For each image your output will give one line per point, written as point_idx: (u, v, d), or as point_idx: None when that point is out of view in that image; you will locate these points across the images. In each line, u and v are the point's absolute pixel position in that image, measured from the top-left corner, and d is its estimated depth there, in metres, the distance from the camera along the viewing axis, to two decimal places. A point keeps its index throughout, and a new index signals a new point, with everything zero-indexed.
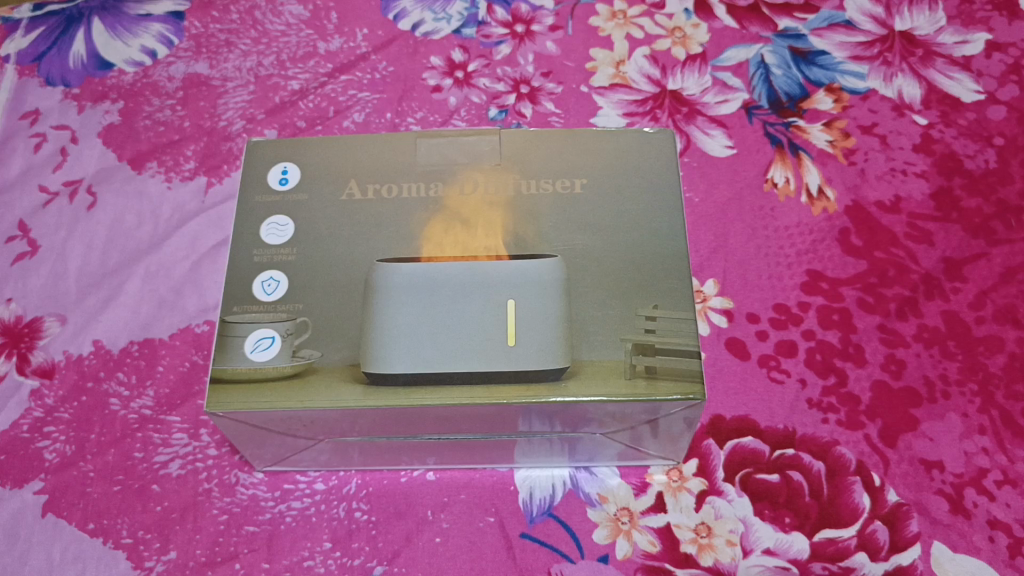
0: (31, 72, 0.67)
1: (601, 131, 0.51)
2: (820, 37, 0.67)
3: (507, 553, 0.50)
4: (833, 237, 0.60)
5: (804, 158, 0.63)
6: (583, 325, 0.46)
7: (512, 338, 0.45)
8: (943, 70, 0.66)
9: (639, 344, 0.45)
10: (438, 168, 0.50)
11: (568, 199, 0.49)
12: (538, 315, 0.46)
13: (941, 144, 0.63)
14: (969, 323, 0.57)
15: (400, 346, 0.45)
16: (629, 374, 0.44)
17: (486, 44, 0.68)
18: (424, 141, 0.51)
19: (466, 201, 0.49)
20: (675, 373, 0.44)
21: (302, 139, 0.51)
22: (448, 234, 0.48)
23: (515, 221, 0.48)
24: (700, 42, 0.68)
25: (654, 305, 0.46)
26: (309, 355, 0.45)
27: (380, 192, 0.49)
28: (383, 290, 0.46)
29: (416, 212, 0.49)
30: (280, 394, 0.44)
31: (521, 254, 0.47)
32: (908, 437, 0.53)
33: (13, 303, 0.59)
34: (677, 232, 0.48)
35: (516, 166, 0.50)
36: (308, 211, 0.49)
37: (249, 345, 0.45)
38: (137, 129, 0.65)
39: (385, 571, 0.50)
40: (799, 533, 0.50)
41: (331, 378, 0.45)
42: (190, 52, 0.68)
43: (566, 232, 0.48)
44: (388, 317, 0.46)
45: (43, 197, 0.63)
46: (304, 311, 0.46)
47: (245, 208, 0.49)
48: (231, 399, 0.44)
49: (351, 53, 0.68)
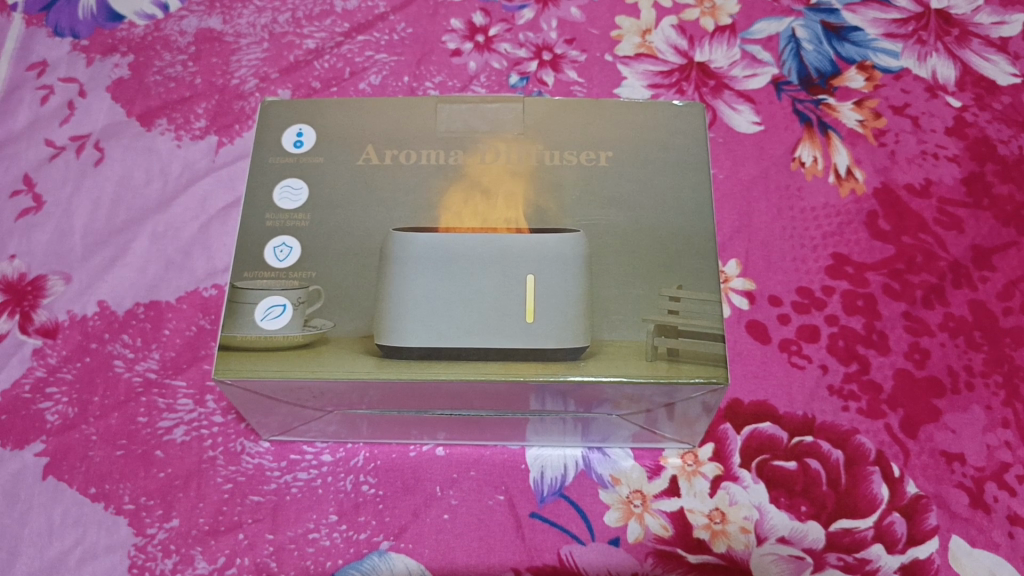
0: (39, 22, 0.65)
1: (629, 101, 0.49)
2: (853, 12, 0.65)
3: (516, 533, 0.49)
4: (860, 220, 0.58)
5: (833, 137, 0.61)
6: (603, 303, 0.44)
7: (530, 315, 0.44)
8: (980, 51, 0.64)
9: (661, 324, 0.43)
10: (459, 135, 0.48)
11: (593, 171, 0.47)
12: (558, 292, 0.44)
13: (975, 128, 0.61)
14: (996, 314, 0.55)
15: (416, 318, 0.44)
16: (651, 355, 0.43)
17: (509, 8, 0.66)
18: (445, 106, 0.49)
19: (487, 170, 0.47)
20: (699, 357, 0.43)
21: (319, 101, 0.49)
22: (467, 204, 0.46)
23: (536, 192, 0.46)
24: (730, 13, 0.66)
25: (678, 286, 0.44)
26: (321, 325, 0.44)
27: (398, 158, 0.48)
28: (400, 260, 0.45)
29: (435, 180, 0.47)
30: (291, 362, 0.43)
31: (543, 227, 0.46)
32: (929, 428, 0.52)
33: (16, 259, 0.57)
34: (705, 210, 0.46)
35: (539, 136, 0.48)
36: (323, 175, 0.47)
37: (260, 312, 0.44)
38: (147, 84, 0.63)
39: (391, 546, 0.49)
40: (815, 523, 0.49)
41: (343, 349, 0.44)
42: (203, 6, 0.66)
43: (589, 205, 0.46)
44: (404, 286, 0.45)
45: (49, 151, 0.61)
46: (317, 279, 0.45)
47: (258, 169, 0.47)
48: (239, 367, 0.42)
49: (369, 13, 0.66)
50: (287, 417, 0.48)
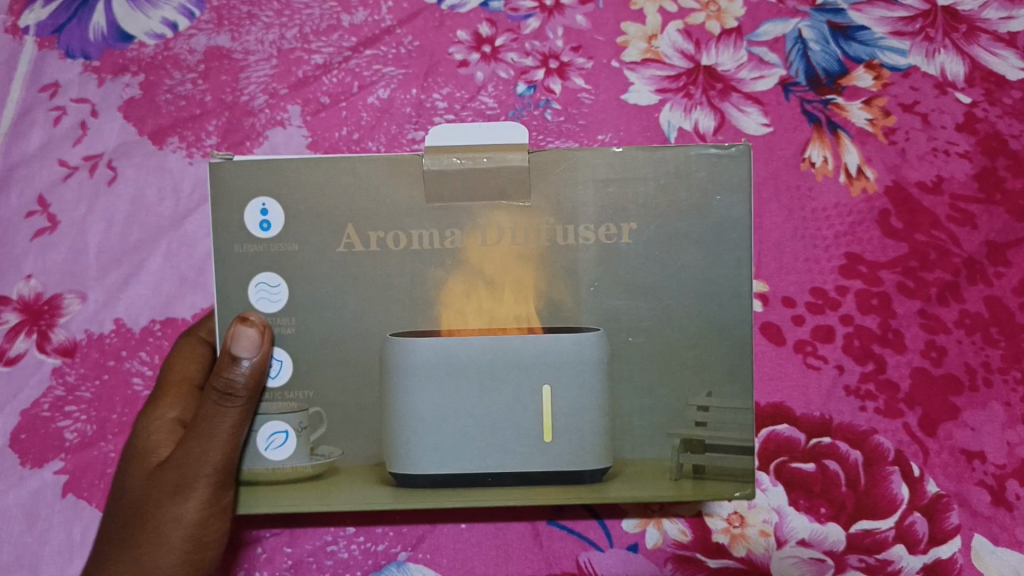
0: (51, 44, 0.64)
1: (646, 147, 0.44)
2: (859, 10, 0.63)
3: (535, 541, 0.50)
4: (872, 219, 0.58)
5: (842, 136, 0.60)
6: (623, 421, 0.45)
7: (548, 434, 0.45)
8: (989, 47, 0.62)
9: (687, 439, 0.45)
10: (454, 207, 0.43)
11: (611, 251, 0.44)
12: (571, 407, 0.45)
13: (985, 123, 0.61)
14: (1013, 309, 0.55)
15: (424, 438, 0.45)
16: (675, 474, 0.45)
17: (515, 18, 0.64)
18: (430, 165, 0.43)
19: (490, 254, 0.44)
20: (725, 473, 0.46)
21: (282, 162, 0.44)
22: (471, 300, 0.44)
23: (549, 281, 0.44)
24: (735, 16, 0.63)
25: (709, 393, 0.44)
26: (327, 452, 0.45)
27: (385, 242, 0.44)
28: (402, 370, 0.44)
29: (434, 270, 0.44)
30: (304, 498, 0.46)
31: (556, 324, 0.44)
32: (948, 426, 0.52)
33: (33, 279, 0.59)
34: (738, 293, 0.44)
35: (547, 206, 0.44)
36: (303, 264, 0.44)
37: (263, 440, 0.45)
38: (158, 103, 0.63)
39: (410, 556, 0.50)
40: (835, 525, 0.50)
41: (356, 477, 0.46)
42: (211, 25, 0.64)
43: (609, 294, 0.44)
44: (410, 403, 0.45)
45: (63, 171, 0.62)
46: (314, 399, 0.45)
47: (230, 261, 0.44)
48: (257, 500, 0.46)
49: (376, 27, 0.65)
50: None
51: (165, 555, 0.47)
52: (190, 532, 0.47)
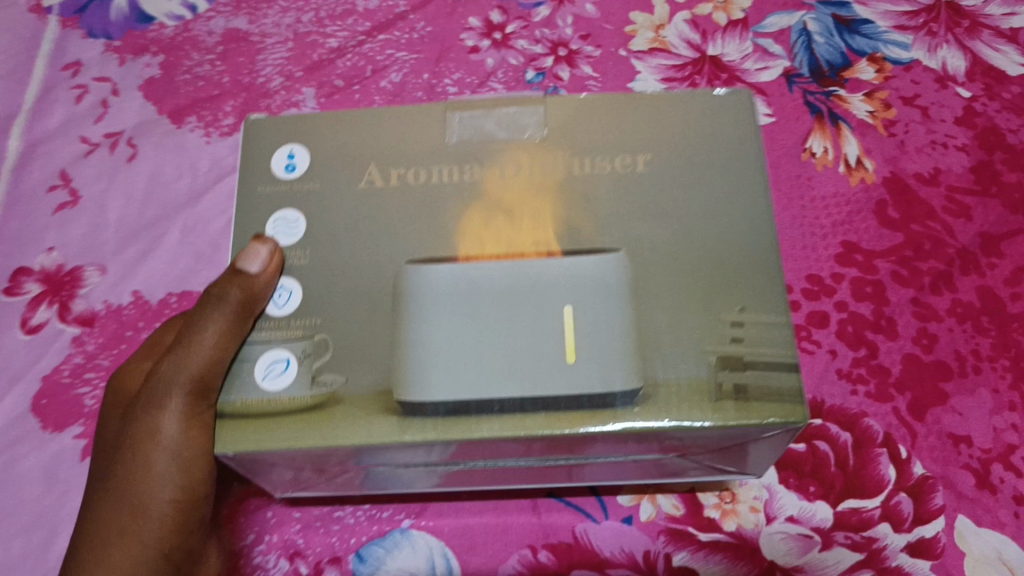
0: (73, 24, 0.68)
1: (663, 94, 0.43)
2: (864, 5, 0.66)
3: (532, 512, 0.52)
4: (869, 208, 0.59)
5: (843, 128, 0.62)
6: (654, 337, 0.38)
7: (571, 354, 0.38)
8: (989, 42, 0.64)
9: (724, 356, 0.37)
10: (471, 147, 0.42)
11: (629, 180, 0.41)
12: (601, 328, 0.38)
13: (984, 117, 0.62)
14: (1004, 299, 0.56)
15: (439, 364, 0.38)
16: (716, 395, 0.36)
17: (525, 5, 0.68)
18: (454, 113, 0.43)
19: (508, 186, 0.41)
20: (772, 393, 0.36)
21: (309, 116, 0.44)
22: (488, 226, 0.40)
23: (568, 209, 0.40)
24: (742, 7, 0.67)
25: (740, 309, 0.38)
26: (331, 380, 0.38)
27: (405, 177, 0.42)
28: (418, 299, 0.39)
29: (450, 202, 0.41)
30: (298, 429, 0.37)
31: (576, 250, 0.40)
32: (937, 411, 0.53)
33: (54, 251, 0.60)
34: (763, 217, 0.40)
35: (565, 141, 0.42)
36: (321, 203, 0.42)
37: (261, 371, 0.39)
38: (177, 83, 0.66)
39: (413, 523, 0.52)
40: (823, 502, 0.51)
41: (360, 407, 0.38)
42: (229, 7, 0.69)
43: (628, 221, 0.40)
44: (421, 331, 0.39)
45: (84, 147, 0.64)
46: (323, 325, 0.40)
47: (249, 202, 0.43)
48: (243, 438, 0.38)
49: (390, 11, 0.68)
50: (297, 475, 0.43)
51: (154, 481, 0.43)
52: (172, 450, 0.42)
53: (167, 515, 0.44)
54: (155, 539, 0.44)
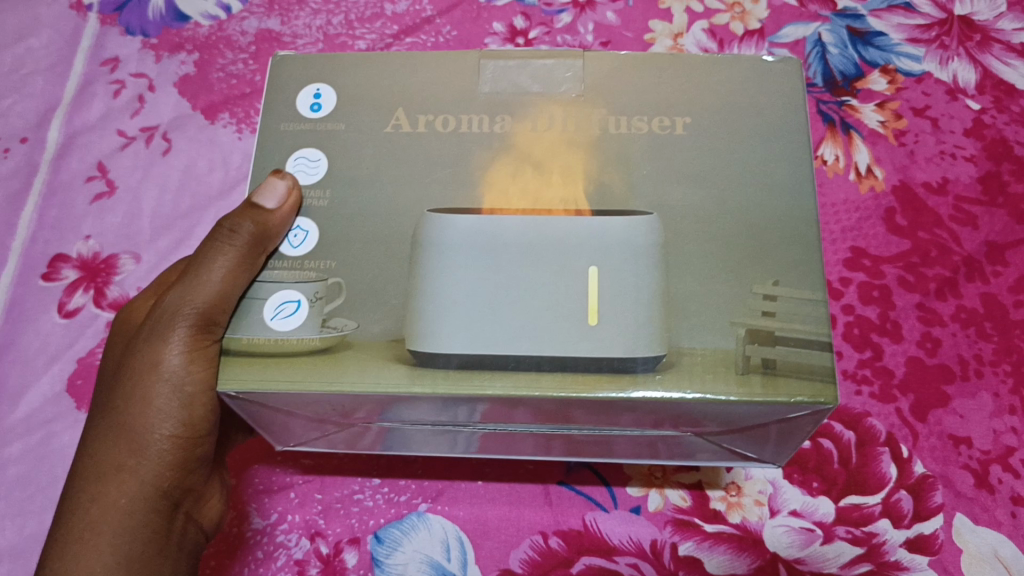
0: (112, 21, 0.70)
1: (711, 58, 0.43)
2: (878, 18, 0.68)
3: (545, 499, 0.54)
4: (878, 215, 0.61)
5: (855, 136, 0.64)
6: (681, 302, 0.39)
7: (594, 316, 0.39)
8: (1001, 56, 0.66)
9: (753, 329, 0.38)
10: (504, 98, 0.43)
11: (666, 139, 0.41)
12: (630, 290, 0.39)
13: (993, 129, 0.64)
14: (1007, 306, 0.58)
15: (454, 318, 0.39)
16: (742, 368, 0.37)
17: (548, 12, 0.70)
18: (488, 62, 0.44)
19: (539, 140, 0.42)
20: (801, 370, 0.37)
21: (338, 56, 0.44)
22: (516, 179, 0.41)
23: (600, 166, 0.41)
24: (760, 17, 0.68)
25: (773, 281, 0.39)
26: (341, 326, 0.39)
27: (434, 124, 0.42)
28: (436, 247, 0.40)
29: (477, 152, 0.42)
30: (306, 372, 0.38)
31: (606, 211, 0.40)
32: (938, 412, 0.55)
33: (90, 239, 0.63)
34: (805, 188, 0.40)
35: (601, 97, 0.43)
36: (343, 144, 0.43)
37: (271, 311, 0.40)
38: (211, 80, 0.68)
39: (430, 508, 0.54)
40: (826, 498, 0.53)
41: (369, 356, 0.38)
42: (263, 8, 0.71)
43: (661, 183, 0.40)
44: (439, 281, 0.39)
45: (121, 140, 0.66)
46: (337, 269, 0.40)
47: (270, 136, 0.43)
48: (248, 377, 0.38)
49: (417, 16, 0.70)
50: (315, 430, 0.44)
51: (154, 416, 0.44)
52: (174, 382, 0.43)
53: (166, 451, 0.45)
54: (154, 476, 0.45)
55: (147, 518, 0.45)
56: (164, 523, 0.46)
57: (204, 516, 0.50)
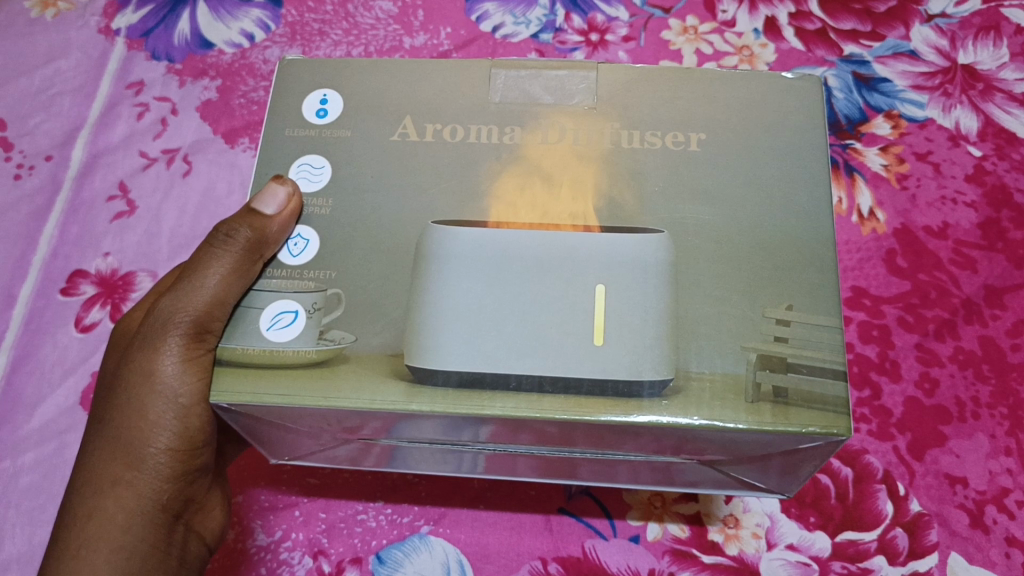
0: (138, 46, 0.72)
1: (730, 93, 0.44)
2: (883, 64, 0.69)
3: (546, 525, 0.54)
4: (879, 256, 0.62)
5: (858, 179, 0.65)
6: (693, 328, 0.39)
7: (600, 338, 0.39)
8: (1002, 105, 0.67)
9: (765, 356, 0.38)
10: (516, 109, 0.44)
11: (680, 155, 0.43)
12: (636, 312, 0.40)
13: (993, 176, 0.65)
14: (1005, 349, 0.59)
15: (459, 331, 0.40)
16: (753, 396, 0.37)
17: (562, 50, 0.72)
18: (500, 72, 0.45)
19: (549, 152, 0.43)
20: (813, 399, 0.37)
21: (354, 69, 0.46)
22: (525, 193, 0.42)
23: (611, 181, 0.42)
24: (767, 61, 0.70)
25: (787, 305, 0.39)
26: (336, 338, 0.40)
27: (442, 134, 0.44)
28: (438, 259, 0.41)
29: (488, 162, 0.43)
30: (299, 385, 0.39)
31: (616, 225, 0.41)
32: (935, 451, 0.56)
33: (109, 257, 0.65)
34: (818, 220, 0.41)
35: (614, 111, 0.44)
36: (354, 150, 0.44)
37: (266, 322, 0.41)
38: (232, 106, 0.70)
39: (431, 530, 0.55)
40: (822, 533, 0.54)
41: (365, 370, 0.39)
42: (285, 38, 0.73)
43: (674, 200, 0.42)
44: (443, 295, 0.40)
45: (143, 161, 0.68)
46: (337, 279, 0.41)
47: (275, 145, 0.45)
48: (241, 389, 0.39)
49: (434, 50, 0.72)
50: (312, 443, 0.45)
51: (150, 430, 0.45)
52: (170, 398, 0.44)
53: (163, 465, 0.46)
54: (153, 490, 0.46)
55: (144, 534, 0.46)
56: (164, 537, 0.47)
57: (206, 528, 0.51)
